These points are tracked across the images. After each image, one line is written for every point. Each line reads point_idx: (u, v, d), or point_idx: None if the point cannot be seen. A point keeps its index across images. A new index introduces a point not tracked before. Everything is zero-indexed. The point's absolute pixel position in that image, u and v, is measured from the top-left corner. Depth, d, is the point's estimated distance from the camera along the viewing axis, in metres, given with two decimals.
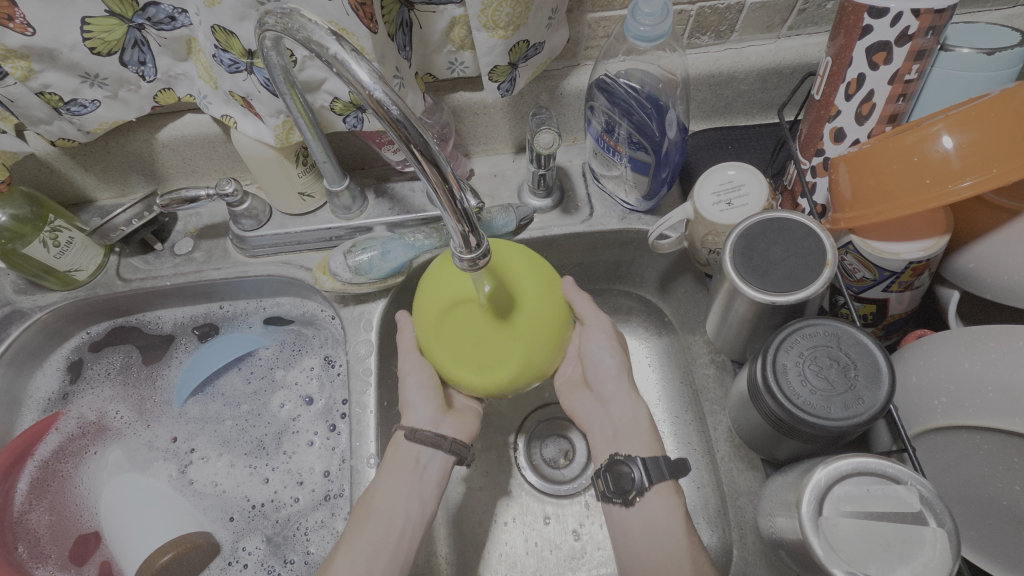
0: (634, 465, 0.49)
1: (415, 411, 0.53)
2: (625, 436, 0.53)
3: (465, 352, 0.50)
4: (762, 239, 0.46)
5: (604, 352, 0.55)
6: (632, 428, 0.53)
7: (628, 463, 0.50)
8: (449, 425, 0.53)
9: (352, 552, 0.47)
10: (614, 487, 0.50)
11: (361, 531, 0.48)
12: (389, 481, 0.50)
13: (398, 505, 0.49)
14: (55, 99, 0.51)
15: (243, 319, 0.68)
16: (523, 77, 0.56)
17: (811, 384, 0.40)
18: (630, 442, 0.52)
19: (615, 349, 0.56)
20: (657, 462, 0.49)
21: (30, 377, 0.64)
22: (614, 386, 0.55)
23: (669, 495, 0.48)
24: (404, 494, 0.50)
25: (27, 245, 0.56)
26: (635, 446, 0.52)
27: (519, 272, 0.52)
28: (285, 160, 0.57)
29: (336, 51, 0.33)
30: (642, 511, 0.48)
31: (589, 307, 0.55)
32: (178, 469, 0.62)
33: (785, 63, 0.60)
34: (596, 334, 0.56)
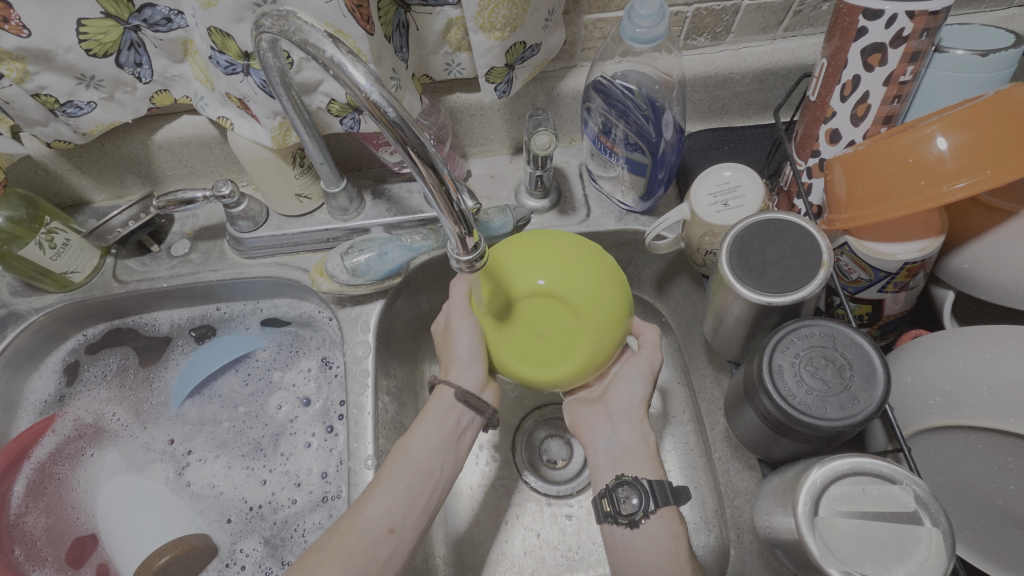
0: (637, 489, 0.47)
1: (465, 367, 0.52)
2: (627, 460, 0.51)
3: (536, 351, 0.48)
4: (758, 240, 0.46)
5: (635, 383, 0.54)
6: (638, 454, 0.51)
7: (632, 487, 0.48)
8: (489, 391, 0.54)
9: (386, 498, 0.47)
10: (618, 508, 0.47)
11: (400, 480, 0.48)
12: (432, 435, 0.51)
13: (437, 461, 0.50)
14: (51, 101, 0.50)
15: (240, 320, 0.68)
16: (520, 78, 0.56)
17: (807, 384, 0.40)
18: (631, 464, 0.51)
19: (647, 382, 0.54)
20: (661, 487, 0.47)
21: (27, 379, 0.64)
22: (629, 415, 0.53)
23: (672, 520, 0.47)
24: (441, 451, 0.51)
25: (23, 247, 0.56)
26: (636, 468, 0.50)
27: (572, 267, 0.48)
28: (282, 161, 0.57)
29: (333, 53, 0.33)
30: (647, 535, 0.46)
31: (652, 341, 0.55)
32: (175, 470, 0.61)
33: (781, 64, 0.60)
34: (640, 365, 0.54)
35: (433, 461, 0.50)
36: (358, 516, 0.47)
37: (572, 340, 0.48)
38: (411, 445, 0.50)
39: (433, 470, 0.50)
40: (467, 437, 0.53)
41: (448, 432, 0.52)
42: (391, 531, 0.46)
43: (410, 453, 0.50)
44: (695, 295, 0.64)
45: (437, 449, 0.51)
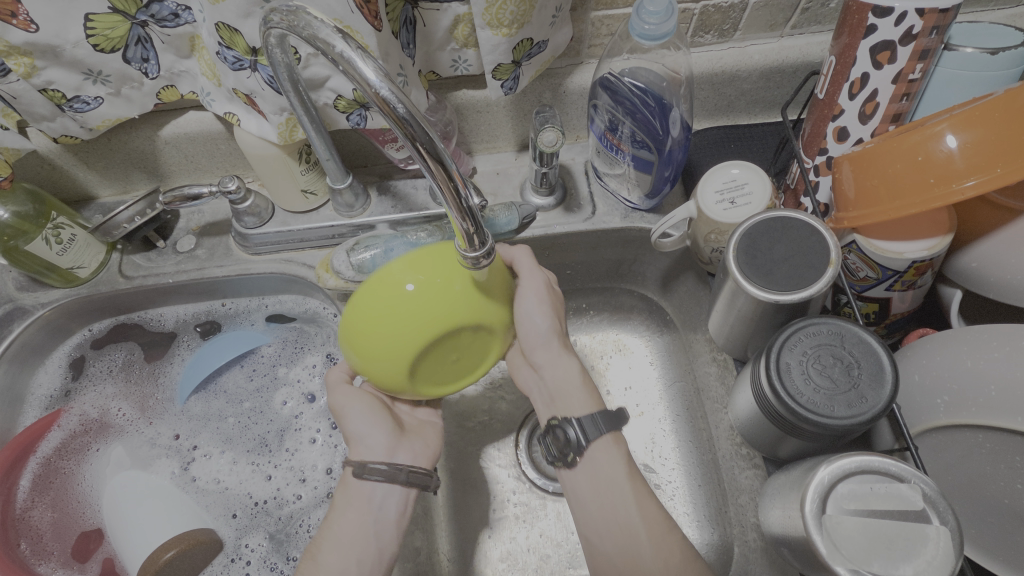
0: (569, 425, 0.50)
1: (364, 441, 0.50)
2: (563, 399, 0.53)
3: (454, 369, 0.50)
4: (765, 238, 0.46)
5: (537, 318, 0.52)
6: (571, 388, 0.52)
7: (563, 425, 0.50)
8: (403, 451, 0.51)
9: None
10: (556, 452, 0.51)
11: None
12: (348, 525, 0.47)
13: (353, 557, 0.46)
14: (58, 96, 0.50)
15: (245, 316, 0.68)
16: (526, 75, 0.56)
17: (815, 382, 0.40)
18: (571, 402, 0.52)
19: (546, 312, 0.52)
20: (593, 418, 0.50)
21: (33, 374, 0.64)
22: (545, 352, 0.53)
23: (610, 449, 0.49)
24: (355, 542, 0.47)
25: (30, 243, 0.56)
26: (576, 405, 0.52)
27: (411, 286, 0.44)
28: (288, 158, 0.57)
29: (342, 49, 0.33)
30: (587, 469, 0.49)
31: (524, 263, 0.52)
32: (180, 465, 0.62)
33: (789, 61, 0.60)
34: (531, 294, 0.51)
35: (349, 558, 0.46)
36: None
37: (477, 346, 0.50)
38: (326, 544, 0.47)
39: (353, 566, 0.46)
40: (393, 511, 0.49)
41: (363, 516, 0.48)
42: None
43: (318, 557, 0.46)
44: (701, 293, 0.64)
45: (355, 540, 0.47)
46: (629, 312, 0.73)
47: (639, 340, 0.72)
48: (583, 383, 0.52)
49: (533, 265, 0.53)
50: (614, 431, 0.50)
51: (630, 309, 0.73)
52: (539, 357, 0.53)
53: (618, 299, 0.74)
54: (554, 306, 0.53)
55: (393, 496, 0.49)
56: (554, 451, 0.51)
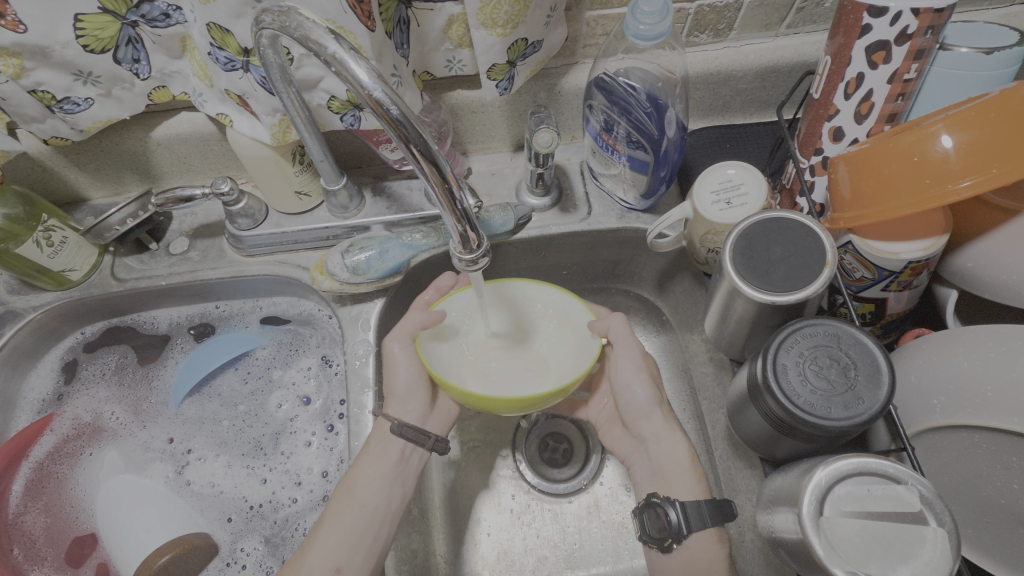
0: (671, 508, 0.50)
1: (404, 401, 0.55)
2: (666, 477, 0.53)
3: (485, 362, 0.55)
4: (762, 239, 0.45)
5: (635, 387, 0.56)
6: (676, 469, 0.52)
7: (665, 506, 0.50)
8: (430, 421, 0.57)
9: (331, 538, 0.48)
10: (653, 532, 0.50)
11: (345, 518, 0.49)
12: (375, 470, 0.52)
13: (383, 495, 0.51)
14: (48, 97, 0.50)
15: (239, 319, 0.68)
16: (521, 75, 0.55)
17: (811, 384, 0.40)
18: (675, 482, 0.52)
19: (644, 381, 0.56)
20: (698, 506, 0.49)
21: (25, 378, 0.64)
22: (648, 425, 0.56)
23: (712, 543, 0.48)
24: (386, 483, 0.51)
25: (21, 245, 0.56)
26: (681, 486, 0.51)
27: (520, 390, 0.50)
28: (282, 159, 0.56)
29: (335, 50, 0.33)
30: (681, 556, 0.49)
31: (621, 332, 0.57)
32: (175, 469, 0.61)
33: (784, 61, 0.60)
34: (630, 355, 0.56)
35: (375, 501, 0.50)
36: (303, 561, 0.47)
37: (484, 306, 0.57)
38: (356, 481, 0.51)
39: (380, 505, 0.50)
40: (413, 467, 0.54)
41: (389, 465, 0.52)
42: (335, 571, 0.47)
43: (354, 488, 0.51)
44: (697, 293, 0.64)
45: (381, 483, 0.51)
46: (626, 312, 0.73)
47: None
48: (690, 465, 0.52)
49: (628, 334, 0.57)
50: (718, 525, 0.48)
51: (626, 309, 0.73)
52: (647, 428, 0.55)
53: (614, 299, 0.74)
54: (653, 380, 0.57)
55: (416, 453, 0.54)
56: (652, 533, 0.50)
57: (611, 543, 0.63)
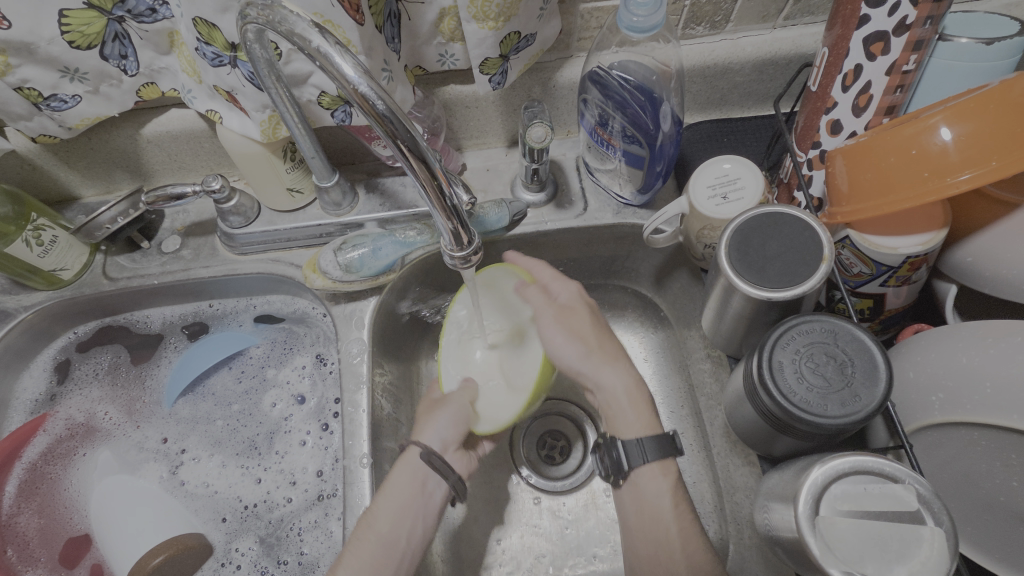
0: (618, 449, 0.51)
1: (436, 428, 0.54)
2: (614, 419, 0.53)
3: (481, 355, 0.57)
4: (757, 234, 0.45)
5: (563, 350, 0.54)
6: (619, 410, 0.52)
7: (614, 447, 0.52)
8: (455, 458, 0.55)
9: (347, 571, 0.46)
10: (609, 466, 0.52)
11: (363, 551, 0.47)
12: (397, 503, 0.50)
13: (401, 529, 0.49)
14: (35, 95, 0.49)
15: (233, 317, 0.67)
16: (514, 69, 0.55)
17: (807, 381, 0.39)
18: (619, 421, 0.52)
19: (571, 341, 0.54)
20: (642, 443, 0.50)
21: (17, 378, 0.63)
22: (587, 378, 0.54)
23: (658, 478, 0.50)
24: (406, 515, 0.50)
25: (10, 245, 0.55)
26: (625, 426, 0.52)
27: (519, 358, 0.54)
28: (273, 156, 0.56)
29: (319, 44, 0.32)
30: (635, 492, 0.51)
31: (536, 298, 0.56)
32: (169, 469, 0.61)
33: (781, 54, 0.59)
34: (550, 316, 0.55)
35: (395, 533, 0.49)
36: None
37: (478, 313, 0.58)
38: (376, 515, 0.49)
39: (400, 539, 0.49)
40: (434, 502, 0.52)
41: (410, 498, 0.51)
42: None
43: (373, 521, 0.49)
44: (694, 289, 0.63)
45: (399, 514, 0.50)
46: (623, 309, 0.73)
47: (633, 336, 0.72)
48: (630, 403, 0.52)
49: (545, 299, 0.56)
50: (661, 460, 0.50)
51: (623, 305, 0.73)
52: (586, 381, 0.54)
53: (610, 296, 0.73)
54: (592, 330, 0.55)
55: (439, 490, 0.53)
56: (606, 465, 0.53)
57: (608, 540, 0.63)
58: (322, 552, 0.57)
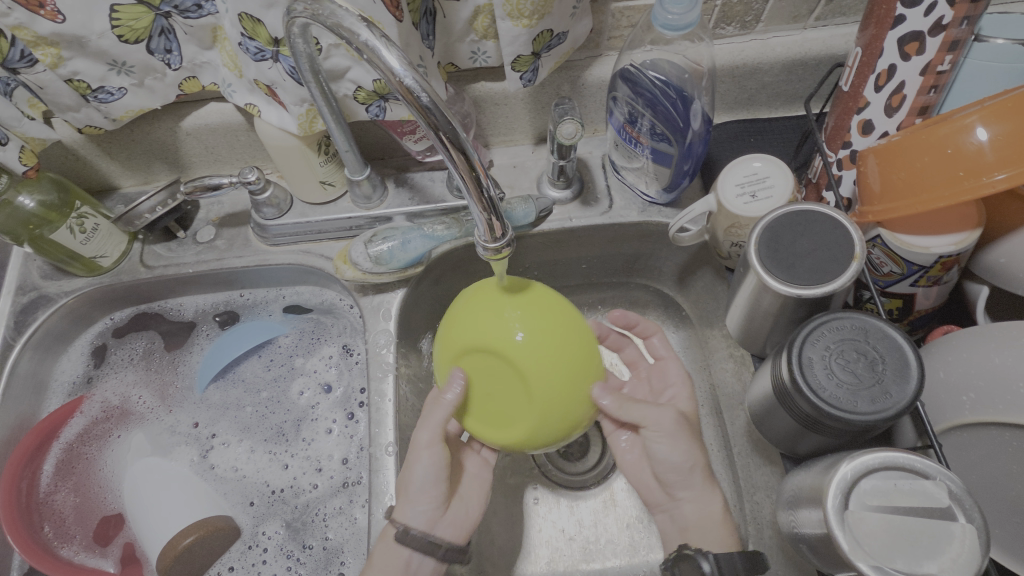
0: (704, 558, 0.46)
1: (412, 506, 0.51)
2: (698, 532, 0.52)
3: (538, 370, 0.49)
4: (788, 231, 0.45)
5: (670, 454, 0.53)
6: (710, 526, 0.51)
7: (698, 556, 0.47)
8: (445, 525, 0.52)
9: None
10: None
11: None
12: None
13: None
14: (83, 87, 0.51)
15: (263, 307, 0.69)
16: (545, 67, 0.55)
17: (837, 378, 0.39)
18: (704, 535, 0.51)
19: (683, 449, 0.53)
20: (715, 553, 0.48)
21: (56, 361, 0.66)
22: (688, 487, 0.53)
23: None
24: None
25: (54, 232, 0.57)
26: (709, 539, 0.51)
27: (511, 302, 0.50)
28: (308, 149, 0.57)
29: (366, 38, 0.33)
30: None
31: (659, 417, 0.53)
32: (200, 453, 0.63)
33: (811, 54, 0.59)
34: (667, 417, 0.53)
35: None
36: None
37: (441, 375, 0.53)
38: None
39: None
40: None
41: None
42: None
43: None
44: (718, 288, 0.64)
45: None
46: (645, 306, 0.74)
47: None
48: (722, 520, 0.52)
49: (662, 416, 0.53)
50: None
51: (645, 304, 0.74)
52: (683, 491, 0.53)
53: (633, 293, 0.74)
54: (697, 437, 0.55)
55: (423, 567, 0.51)
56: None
57: (626, 538, 0.64)
58: (346, 538, 0.58)
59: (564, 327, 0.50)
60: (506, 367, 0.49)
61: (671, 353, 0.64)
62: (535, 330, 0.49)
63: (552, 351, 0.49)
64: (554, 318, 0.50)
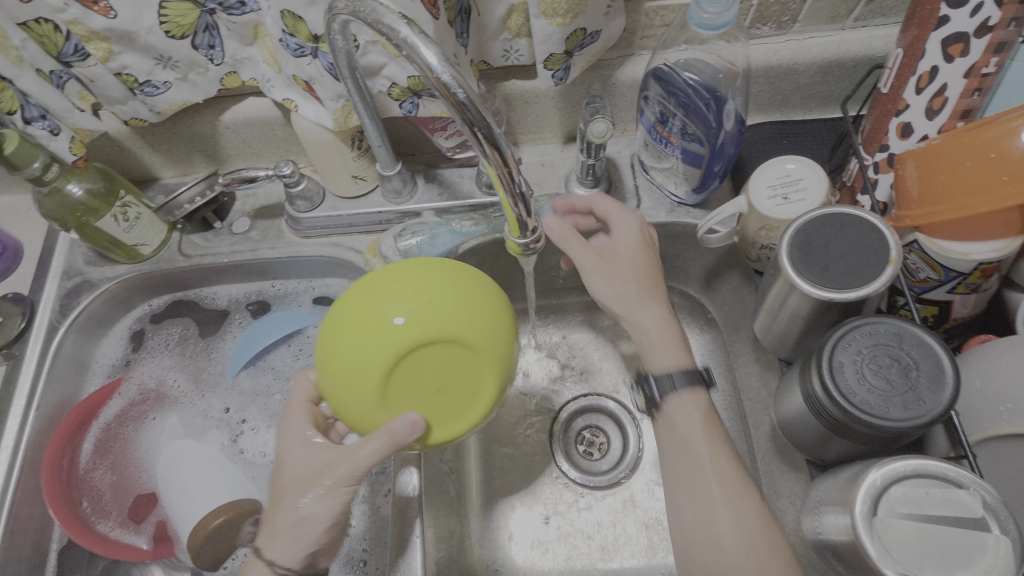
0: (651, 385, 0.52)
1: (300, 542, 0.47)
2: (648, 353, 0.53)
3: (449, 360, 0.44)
4: (821, 234, 0.44)
5: (606, 287, 0.54)
6: (659, 351, 0.53)
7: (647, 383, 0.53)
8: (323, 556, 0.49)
9: None
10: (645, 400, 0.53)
11: None
12: None
13: None
14: (131, 80, 0.53)
15: (293, 297, 0.70)
16: (577, 66, 0.55)
17: (869, 383, 0.39)
18: (655, 357, 0.53)
19: (613, 280, 0.54)
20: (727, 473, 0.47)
21: (97, 344, 0.68)
22: (631, 319, 0.54)
23: (690, 406, 0.50)
24: None
25: (99, 219, 0.59)
26: (658, 361, 0.52)
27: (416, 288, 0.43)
28: (341, 143, 0.58)
29: (406, 34, 0.34)
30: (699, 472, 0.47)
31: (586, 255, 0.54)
32: (230, 437, 0.65)
33: (849, 55, 0.58)
34: (590, 256, 0.55)
35: None
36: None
37: (335, 388, 0.43)
38: None
39: None
40: None
41: None
42: None
43: None
44: (745, 291, 0.63)
45: None
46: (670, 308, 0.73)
47: None
48: (664, 340, 0.53)
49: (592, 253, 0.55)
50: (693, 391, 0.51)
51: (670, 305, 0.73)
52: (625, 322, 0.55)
53: None
54: (645, 275, 0.54)
55: None
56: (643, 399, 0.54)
57: (644, 539, 0.64)
58: (368, 526, 0.59)
59: (473, 311, 0.43)
60: (428, 355, 0.42)
61: (613, 203, 0.57)
62: (448, 316, 0.42)
63: (462, 331, 0.42)
64: (461, 303, 0.43)
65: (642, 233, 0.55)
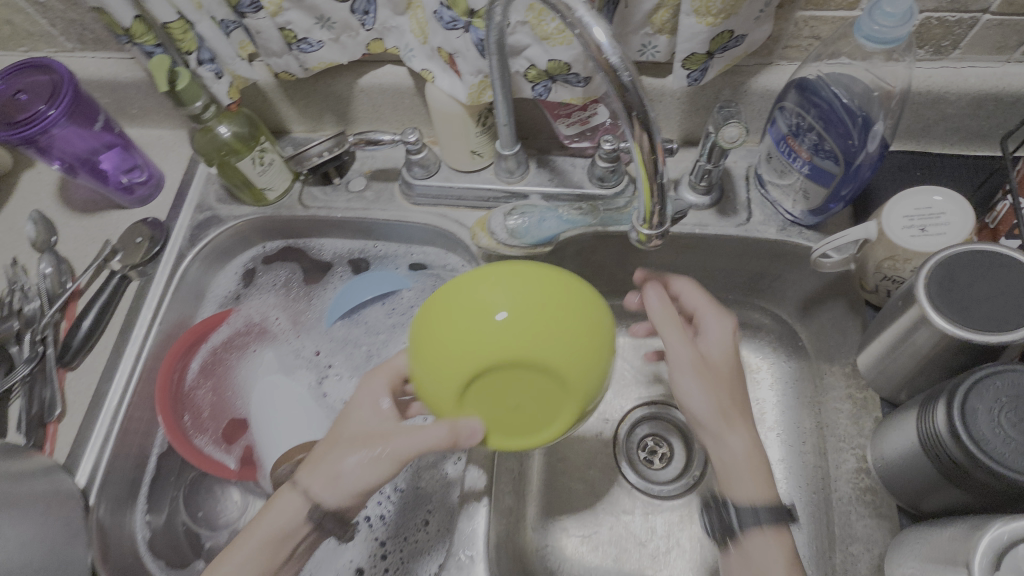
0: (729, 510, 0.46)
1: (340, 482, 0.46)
2: (728, 477, 0.47)
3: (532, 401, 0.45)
4: (967, 272, 0.42)
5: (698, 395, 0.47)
6: (745, 470, 0.46)
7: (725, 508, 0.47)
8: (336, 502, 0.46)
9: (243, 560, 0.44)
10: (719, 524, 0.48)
11: None
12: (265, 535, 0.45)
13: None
14: (291, 35, 0.58)
15: (392, 260, 0.74)
16: (715, 68, 0.55)
17: (1005, 433, 0.37)
18: (734, 484, 0.46)
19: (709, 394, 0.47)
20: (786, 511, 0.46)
21: (215, 275, 0.74)
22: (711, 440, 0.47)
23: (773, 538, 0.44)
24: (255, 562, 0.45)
25: (239, 160, 0.64)
26: (740, 488, 0.46)
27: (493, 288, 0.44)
28: (469, 118, 0.60)
29: (580, 12, 0.34)
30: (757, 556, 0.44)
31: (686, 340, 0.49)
32: (317, 378, 0.69)
33: (1010, 90, 0.55)
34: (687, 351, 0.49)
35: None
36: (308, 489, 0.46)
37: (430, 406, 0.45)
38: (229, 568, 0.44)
39: None
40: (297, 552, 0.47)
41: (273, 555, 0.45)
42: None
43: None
44: (849, 323, 0.61)
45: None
46: (759, 329, 0.71)
47: (763, 359, 0.71)
48: (749, 467, 0.46)
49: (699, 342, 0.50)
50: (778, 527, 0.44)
51: (758, 327, 0.72)
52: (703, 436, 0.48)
53: (748, 314, 0.72)
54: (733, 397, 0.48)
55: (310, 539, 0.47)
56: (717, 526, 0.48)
57: (698, 555, 0.63)
58: (435, 490, 0.62)
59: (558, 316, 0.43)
60: (506, 375, 0.43)
61: (707, 302, 0.53)
62: (531, 300, 0.43)
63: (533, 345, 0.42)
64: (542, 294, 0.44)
65: (730, 343, 0.50)
